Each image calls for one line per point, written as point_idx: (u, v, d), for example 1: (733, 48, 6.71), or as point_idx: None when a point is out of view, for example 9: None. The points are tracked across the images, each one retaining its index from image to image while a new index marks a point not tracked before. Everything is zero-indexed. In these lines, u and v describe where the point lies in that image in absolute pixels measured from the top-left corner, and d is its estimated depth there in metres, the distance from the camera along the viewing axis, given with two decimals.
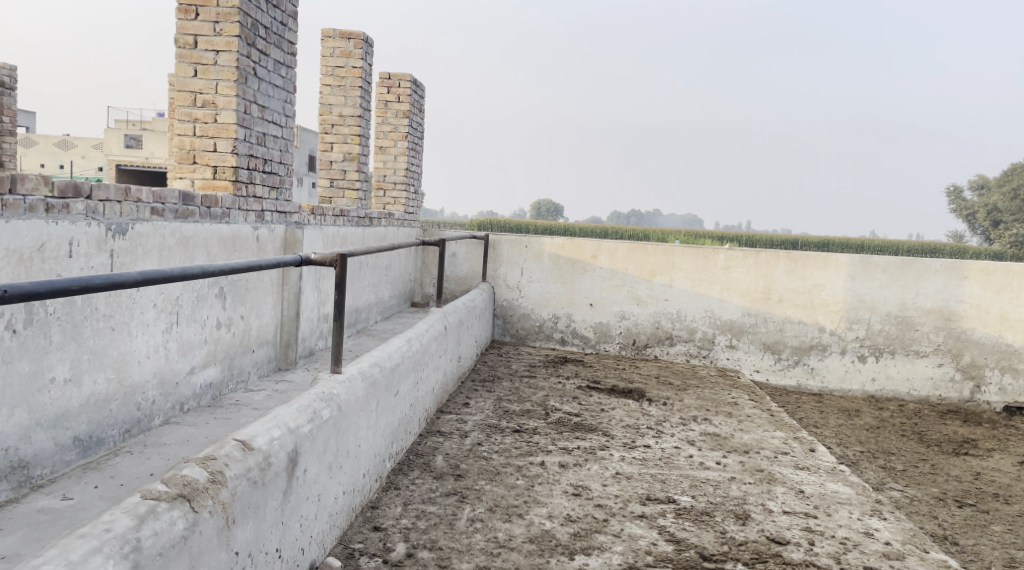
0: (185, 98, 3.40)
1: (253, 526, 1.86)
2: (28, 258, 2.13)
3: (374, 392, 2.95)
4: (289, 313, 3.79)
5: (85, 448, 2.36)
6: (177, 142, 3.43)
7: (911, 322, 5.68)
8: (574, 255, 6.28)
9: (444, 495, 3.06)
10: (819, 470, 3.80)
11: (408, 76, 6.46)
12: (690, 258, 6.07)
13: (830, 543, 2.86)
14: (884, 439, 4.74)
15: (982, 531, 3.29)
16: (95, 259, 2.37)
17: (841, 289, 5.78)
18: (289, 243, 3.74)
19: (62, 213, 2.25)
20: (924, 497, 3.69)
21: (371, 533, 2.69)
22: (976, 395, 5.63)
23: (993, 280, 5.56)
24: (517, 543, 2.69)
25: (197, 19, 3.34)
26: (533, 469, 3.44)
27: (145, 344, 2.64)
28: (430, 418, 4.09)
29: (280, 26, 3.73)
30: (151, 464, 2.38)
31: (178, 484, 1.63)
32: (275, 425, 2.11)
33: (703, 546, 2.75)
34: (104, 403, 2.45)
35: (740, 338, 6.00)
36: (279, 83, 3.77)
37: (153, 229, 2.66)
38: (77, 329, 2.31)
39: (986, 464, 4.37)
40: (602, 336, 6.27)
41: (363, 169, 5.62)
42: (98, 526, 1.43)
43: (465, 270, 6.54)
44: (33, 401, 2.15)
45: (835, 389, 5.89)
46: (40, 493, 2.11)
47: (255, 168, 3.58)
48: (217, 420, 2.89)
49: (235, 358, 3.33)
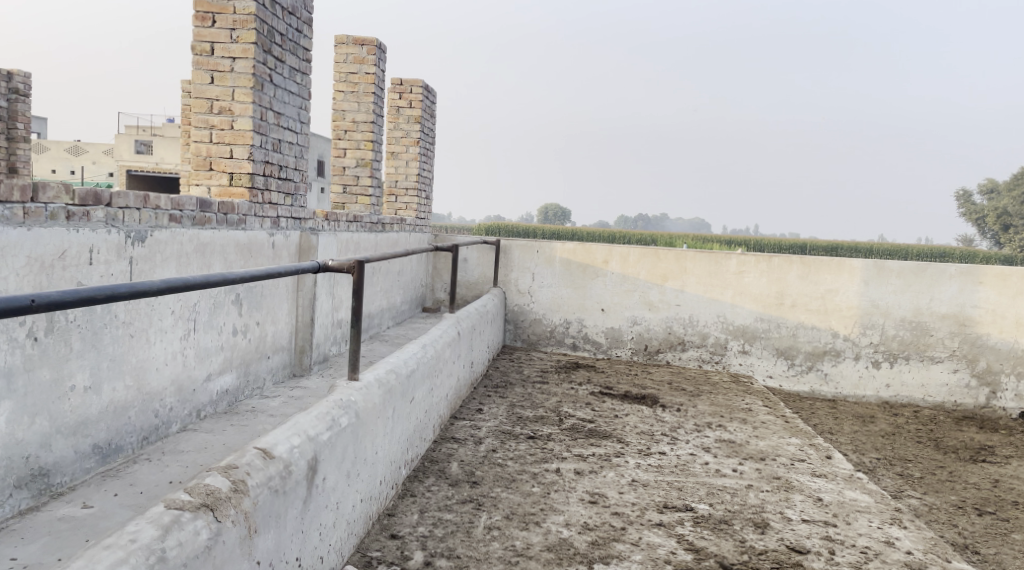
0: (202, 104, 3.40)
1: (274, 535, 1.85)
2: (50, 265, 2.13)
3: (390, 399, 2.94)
4: (303, 319, 3.79)
5: (103, 456, 2.36)
6: (193, 149, 3.44)
7: (925, 327, 5.64)
8: (585, 260, 6.26)
9: (460, 503, 3.05)
10: (836, 478, 3.77)
11: (420, 82, 6.48)
12: (702, 263, 6.05)
13: (851, 552, 2.83)
14: (900, 445, 4.70)
15: (1003, 540, 3.25)
16: (115, 266, 2.37)
17: (855, 294, 5.74)
18: (304, 249, 3.75)
19: (83, 221, 2.25)
20: (942, 505, 3.66)
21: (388, 541, 2.68)
22: (991, 401, 5.58)
23: (1009, 285, 5.51)
24: (535, 552, 2.68)
25: (213, 26, 3.36)
26: (549, 476, 3.42)
27: (162, 351, 2.64)
28: (444, 424, 4.08)
29: (295, 32, 3.74)
30: (170, 472, 2.38)
31: (202, 494, 1.63)
32: (295, 433, 2.10)
33: (723, 555, 2.73)
34: (123, 411, 2.45)
35: (753, 344, 5.96)
36: (294, 89, 3.77)
37: (171, 236, 2.67)
38: (97, 336, 2.31)
39: (1005, 471, 4.33)
40: (614, 341, 6.25)
41: (376, 175, 5.63)
42: (123, 536, 1.43)
43: (476, 275, 6.52)
44: (53, 409, 2.15)
45: (849, 395, 5.85)
46: (61, 501, 2.11)
47: (270, 174, 3.59)
48: (233, 426, 2.89)
49: (251, 365, 3.33)
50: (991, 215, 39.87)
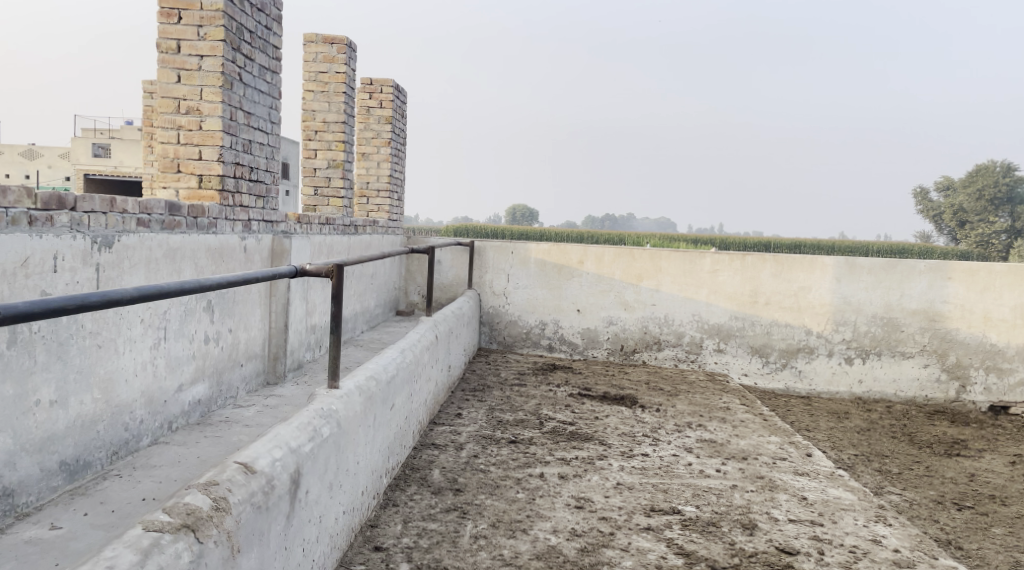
0: (169, 104, 3.29)
1: (257, 554, 1.76)
2: (12, 274, 2.01)
3: (371, 407, 2.85)
4: (277, 325, 3.68)
5: (71, 473, 2.24)
6: (161, 150, 3.32)
7: (896, 323, 5.70)
8: (560, 261, 6.21)
9: (445, 512, 2.97)
10: (818, 476, 3.77)
11: (390, 82, 6.38)
12: (677, 262, 6.04)
13: (840, 552, 2.82)
14: (876, 441, 4.74)
15: (984, 534, 3.27)
16: (81, 273, 2.26)
17: (828, 291, 5.78)
18: (276, 253, 3.63)
19: (46, 226, 2.13)
20: (923, 500, 3.68)
21: (372, 553, 2.60)
22: (961, 395, 5.66)
23: (977, 280, 5.59)
24: (523, 561, 2.62)
25: (179, 22, 3.24)
26: (533, 481, 3.36)
27: (132, 361, 2.53)
28: (423, 430, 4.00)
29: (265, 30, 3.63)
30: (143, 488, 2.26)
31: (182, 514, 1.54)
32: (277, 445, 2.01)
33: (714, 558, 2.70)
34: (92, 425, 2.33)
35: (728, 342, 5.97)
36: (264, 88, 3.66)
37: (140, 241, 2.55)
38: (62, 347, 2.19)
39: (979, 465, 4.38)
40: (590, 342, 6.21)
41: (348, 176, 5.52)
42: (99, 563, 1.33)
43: (451, 277, 6.43)
44: (17, 424, 2.04)
45: (823, 392, 5.89)
46: (27, 522, 1.99)
47: (241, 176, 3.48)
48: (208, 438, 2.78)
49: (223, 374, 3.21)
50: (948, 213, 40.83)
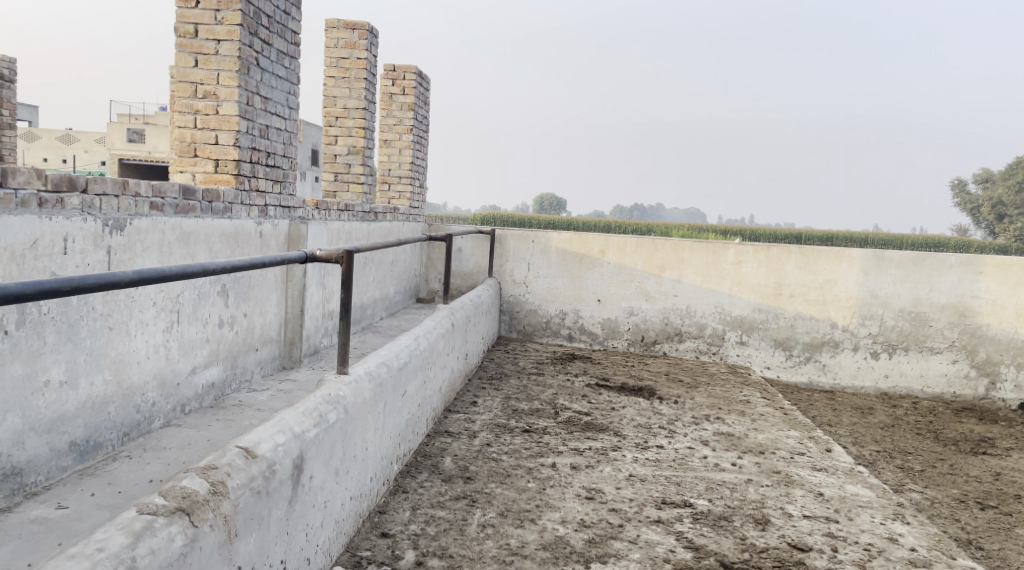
0: (186, 88, 3.31)
1: (256, 538, 1.77)
2: (21, 255, 2.03)
3: (381, 394, 2.84)
4: (293, 310, 3.69)
5: (81, 453, 2.27)
6: (178, 135, 3.34)
7: (925, 318, 5.57)
8: (581, 250, 6.16)
9: (454, 499, 2.97)
10: (837, 472, 3.70)
11: (413, 68, 6.36)
12: (700, 253, 5.95)
13: (855, 549, 2.76)
14: (900, 437, 4.64)
15: (1007, 535, 3.18)
16: (91, 256, 2.28)
17: (855, 284, 5.66)
18: (293, 239, 3.63)
19: (57, 208, 2.15)
20: (944, 498, 3.59)
21: (379, 540, 2.60)
22: (991, 392, 5.53)
23: (1009, 275, 5.43)
24: (530, 551, 2.60)
25: (197, 6, 3.24)
26: (544, 471, 3.34)
27: (144, 344, 2.55)
28: (438, 418, 4.00)
29: (283, 14, 3.63)
30: (151, 470, 2.29)
31: (177, 497, 1.54)
32: (280, 430, 2.01)
33: (723, 553, 2.66)
34: (103, 406, 2.36)
35: (751, 335, 5.89)
36: (282, 73, 3.67)
37: (152, 225, 2.56)
38: (73, 329, 2.21)
39: (1006, 464, 4.26)
40: (610, 332, 6.16)
41: (369, 163, 5.52)
42: (90, 545, 1.34)
43: (472, 266, 6.42)
44: (26, 404, 2.06)
45: (847, 386, 5.78)
46: (35, 501, 2.02)
47: (258, 161, 3.49)
48: (219, 422, 2.80)
49: (238, 357, 3.24)
50: (986, 205, 39.90)
